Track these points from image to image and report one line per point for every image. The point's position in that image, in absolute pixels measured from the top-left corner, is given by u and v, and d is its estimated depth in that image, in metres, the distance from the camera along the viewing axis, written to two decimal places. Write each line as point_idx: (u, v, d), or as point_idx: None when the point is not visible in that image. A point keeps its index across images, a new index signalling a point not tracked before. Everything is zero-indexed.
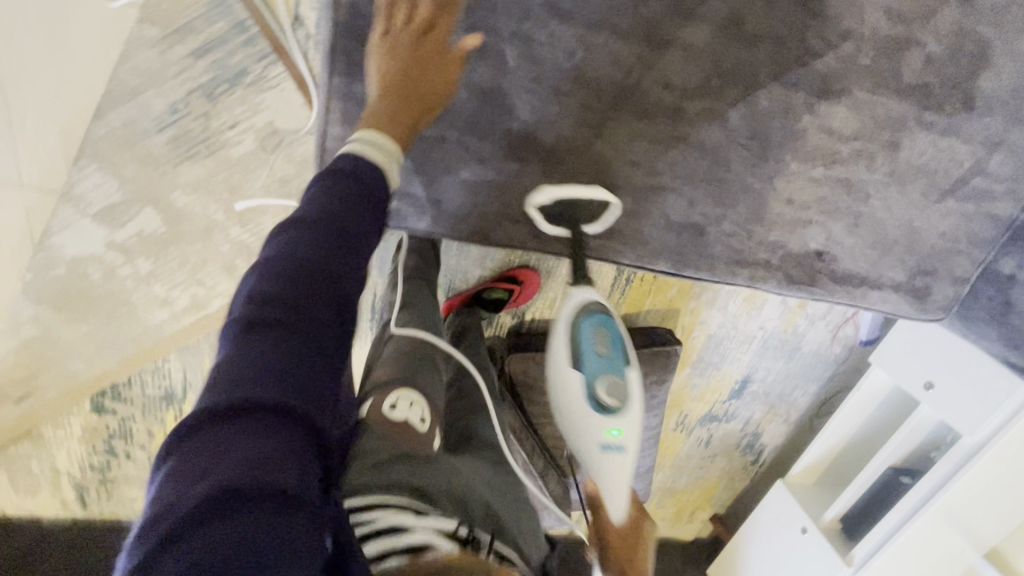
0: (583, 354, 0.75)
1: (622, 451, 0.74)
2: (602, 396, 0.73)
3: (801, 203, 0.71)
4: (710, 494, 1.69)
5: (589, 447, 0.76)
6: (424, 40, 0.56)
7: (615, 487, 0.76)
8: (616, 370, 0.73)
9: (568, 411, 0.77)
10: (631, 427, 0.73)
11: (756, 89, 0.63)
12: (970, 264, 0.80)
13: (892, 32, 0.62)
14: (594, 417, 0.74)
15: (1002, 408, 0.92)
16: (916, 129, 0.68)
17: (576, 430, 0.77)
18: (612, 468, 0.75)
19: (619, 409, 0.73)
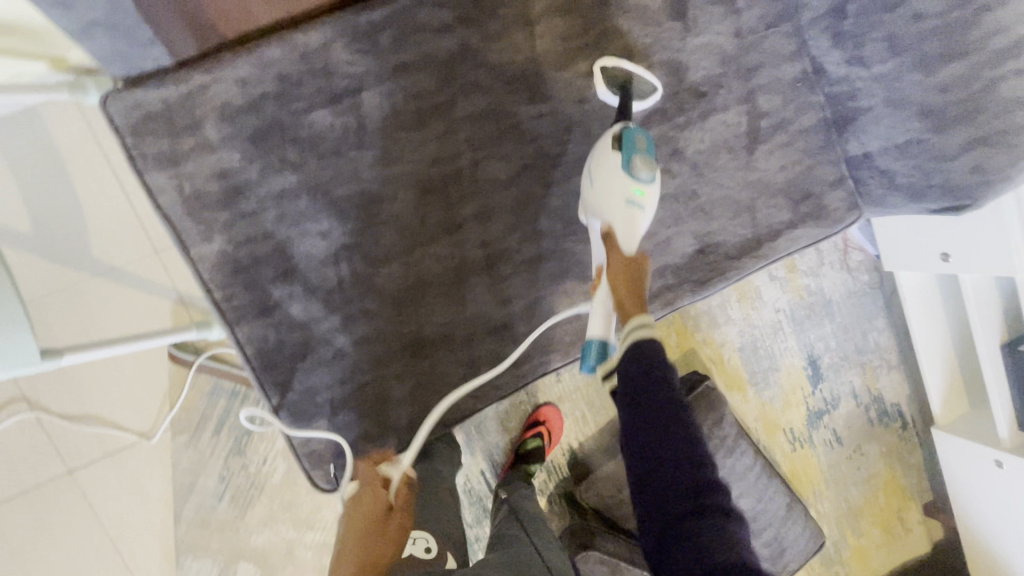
0: (624, 137, 0.71)
1: (640, 207, 0.70)
2: (635, 164, 0.70)
3: (650, 232, 0.83)
4: (897, 488, 1.46)
5: (608, 200, 0.71)
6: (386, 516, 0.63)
7: (629, 235, 0.70)
8: (648, 155, 0.71)
9: (598, 190, 0.71)
10: (653, 194, 0.72)
11: (544, 198, 0.79)
12: (830, 167, 0.87)
13: (601, 103, 0.80)
14: (618, 177, 0.70)
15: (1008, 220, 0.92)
16: (679, 133, 0.83)
17: (599, 195, 0.71)
18: (628, 220, 0.69)
19: (650, 182, 0.71)
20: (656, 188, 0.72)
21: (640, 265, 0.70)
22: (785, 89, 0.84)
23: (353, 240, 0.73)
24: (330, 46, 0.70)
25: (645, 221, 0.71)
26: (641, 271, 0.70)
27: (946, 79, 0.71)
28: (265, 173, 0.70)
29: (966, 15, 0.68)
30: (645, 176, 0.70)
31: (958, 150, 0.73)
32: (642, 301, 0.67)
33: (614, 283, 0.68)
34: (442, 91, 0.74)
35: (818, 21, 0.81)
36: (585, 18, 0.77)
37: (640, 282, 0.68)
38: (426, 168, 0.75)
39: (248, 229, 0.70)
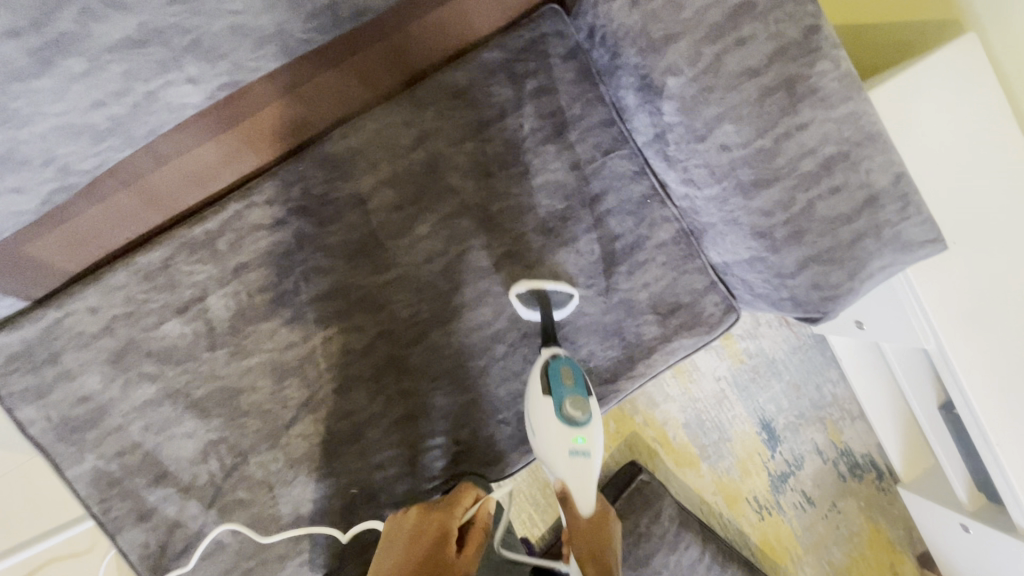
0: (551, 378, 0.75)
1: (585, 456, 0.74)
2: (567, 408, 0.73)
3: (517, 373, 0.83)
4: (886, 543, 1.35)
5: (556, 461, 0.74)
6: (444, 539, 0.69)
7: (581, 486, 0.74)
8: (579, 393, 0.75)
9: (543, 440, 0.74)
10: (594, 431, 0.75)
11: (404, 358, 0.81)
12: (697, 276, 0.86)
13: (447, 257, 0.81)
14: (559, 428, 0.73)
15: (905, 298, 0.85)
16: (532, 271, 0.83)
17: (545, 448, 0.74)
18: (575, 473, 0.74)
19: (586, 422, 0.74)
20: (596, 422, 0.75)
21: (602, 517, 0.81)
22: (633, 208, 0.85)
23: (220, 435, 0.77)
24: (171, 262, 0.75)
25: (596, 462, 0.75)
26: (602, 522, 0.80)
27: (765, 204, 0.70)
28: (126, 388, 0.75)
29: (769, 142, 0.68)
30: (580, 421, 0.74)
31: (794, 268, 0.71)
32: (609, 554, 0.75)
33: (578, 552, 0.75)
34: (285, 280, 0.78)
35: (649, 144, 0.81)
36: (416, 184, 0.80)
37: (600, 539, 0.77)
38: (281, 354, 0.78)
39: (117, 443, 0.75)
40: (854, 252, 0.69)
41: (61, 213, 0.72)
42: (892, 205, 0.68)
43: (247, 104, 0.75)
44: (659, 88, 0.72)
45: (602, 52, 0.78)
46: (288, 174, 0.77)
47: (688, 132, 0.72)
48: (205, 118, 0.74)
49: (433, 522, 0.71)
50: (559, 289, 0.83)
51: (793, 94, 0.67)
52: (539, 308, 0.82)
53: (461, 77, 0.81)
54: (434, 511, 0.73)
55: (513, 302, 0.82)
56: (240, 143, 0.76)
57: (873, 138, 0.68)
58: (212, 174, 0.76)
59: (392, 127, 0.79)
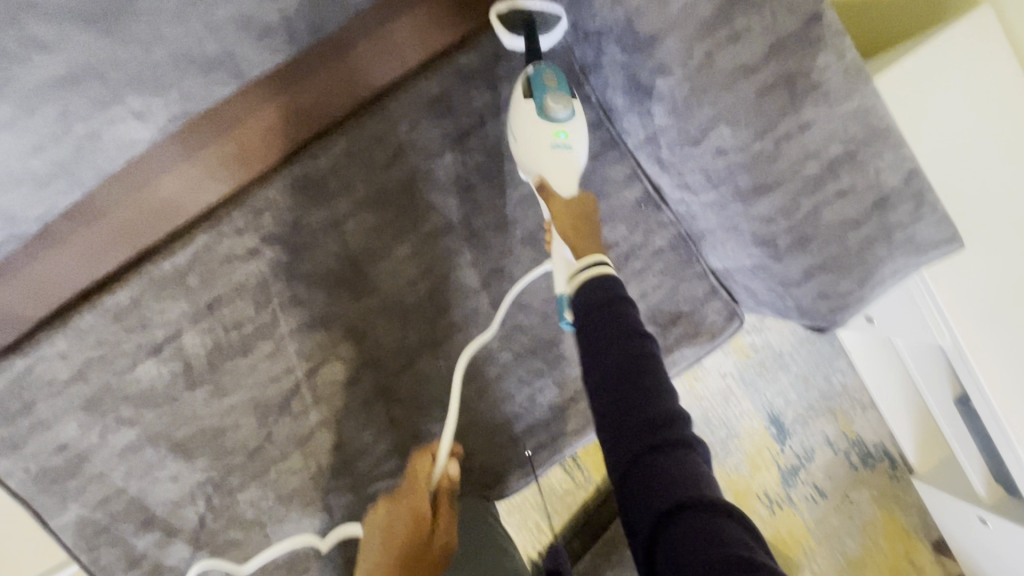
0: (534, 82, 0.69)
1: (568, 148, 0.68)
2: (550, 101, 0.68)
3: (512, 394, 0.79)
4: (901, 532, 1.32)
5: (532, 152, 0.69)
6: (414, 526, 0.59)
7: (564, 182, 0.68)
8: (562, 91, 0.69)
9: (523, 142, 0.69)
10: (576, 129, 0.69)
11: (392, 385, 0.77)
12: (697, 284, 0.81)
13: (432, 278, 0.77)
14: (536, 121, 0.68)
15: (920, 294, 0.80)
16: (522, 287, 0.79)
17: (527, 148, 0.69)
18: (559, 165, 0.68)
19: (568, 117, 0.68)
20: (579, 121, 0.69)
21: (589, 203, 0.68)
22: (627, 215, 0.80)
23: (206, 475, 0.74)
24: (141, 301, 0.71)
25: (578, 158, 0.69)
26: (590, 205, 0.67)
27: (766, 210, 0.65)
28: (104, 435, 0.72)
29: (769, 145, 0.62)
30: (563, 117, 0.68)
31: (800, 277, 0.67)
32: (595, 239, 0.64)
33: (560, 227, 0.64)
34: (261, 312, 0.74)
35: (641, 147, 0.76)
36: (394, 202, 0.75)
37: (586, 216, 0.66)
38: (264, 388, 0.75)
39: (100, 491, 0.72)
40: (863, 259, 0.64)
41: (40, 241, 0.70)
42: (904, 205, 0.63)
43: (201, 136, 0.71)
44: (647, 89, 0.66)
45: (585, 51, 0.73)
46: (258, 200, 0.73)
47: (680, 136, 0.67)
48: (168, 144, 0.70)
49: (399, 513, 0.60)
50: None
51: (793, 91, 0.61)
52: (522, 34, 0.74)
53: (436, 86, 0.75)
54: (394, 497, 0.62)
55: (495, 29, 0.74)
56: (202, 173, 0.72)
57: (883, 135, 0.62)
58: (179, 204, 0.72)
59: (365, 144, 0.74)
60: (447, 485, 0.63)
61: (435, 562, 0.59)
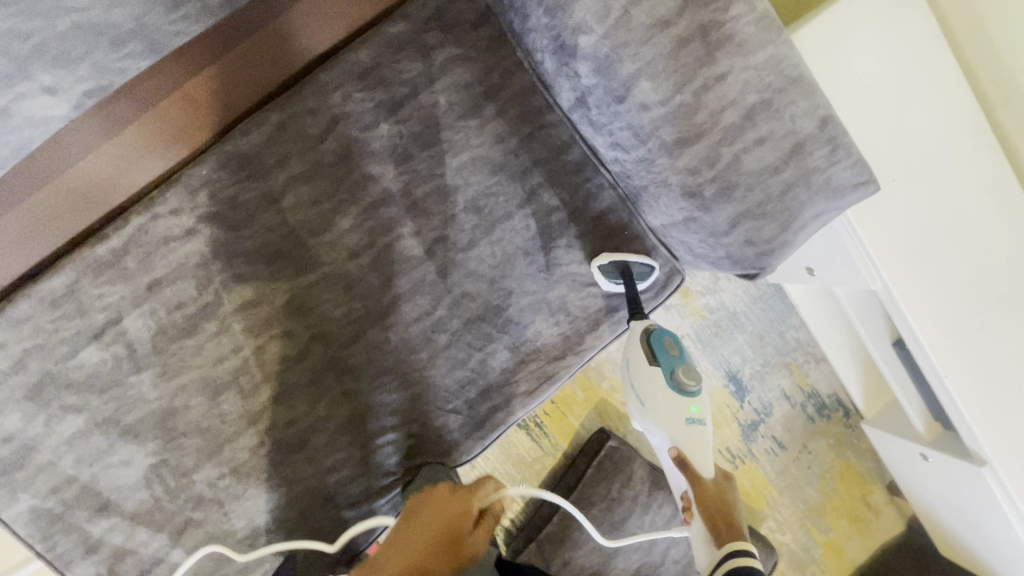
0: (653, 342, 0.82)
1: (702, 428, 0.83)
2: (679, 376, 0.82)
3: (462, 359, 0.81)
4: (856, 475, 1.39)
5: (675, 428, 0.82)
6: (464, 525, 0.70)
7: (703, 460, 0.82)
8: (685, 361, 0.83)
9: (657, 409, 0.82)
10: (705, 402, 0.83)
11: (342, 358, 0.78)
12: (637, 243, 0.83)
13: (375, 249, 0.78)
14: (675, 397, 0.81)
15: (850, 240, 0.83)
16: (467, 253, 0.80)
17: (663, 418, 0.82)
18: (695, 443, 0.82)
19: (696, 392, 0.82)
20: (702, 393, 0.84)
21: (727, 491, 0.84)
22: (566, 178, 0.82)
23: (159, 458, 0.74)
24: (77, 286, 0.71)
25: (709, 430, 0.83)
26: (732, 501, 0.83)
27: (690, 162, 0.67)
28: (49, 423, 0.71)
29: (688, 97, 0.64)
30: (691, 387, 0.82)
31: (727, 226, 0.69)
32: (734, 523, 0.80)
33: (704, 509, 0.81)
34: (204, 292, 0.74)
35: (574, 110, 0.77)
36: (332, 176, 0.76)
37: (725, 504, 0.82)
38: (212, 369, 0.75)
39: (50, 480, 0.72)
40: (783, 204, 0.67)
41: None
42: (819, 150, 0.66)
43: (121, 114, 0.71)
44: (571, 49, 0.67)
45: (512, 15, 0.73)
46: (191, 180, 0.72)
47: (606, 94, 0.68)
48: (96, 121, 0.70)
49: (460, 511, 0.71)
50: (638, 261, 0.81)
51: (708, 43, 0.63)
52: (620, 280, 0.82)
53: (367, 57, 0.75)
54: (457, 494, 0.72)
55: (594, 275, 0.82)
56: (130, 150, 0.71)
57: (796, 82, 0.65)
58: (110, 183, 0.71)
59: (298, 118, 0.74)
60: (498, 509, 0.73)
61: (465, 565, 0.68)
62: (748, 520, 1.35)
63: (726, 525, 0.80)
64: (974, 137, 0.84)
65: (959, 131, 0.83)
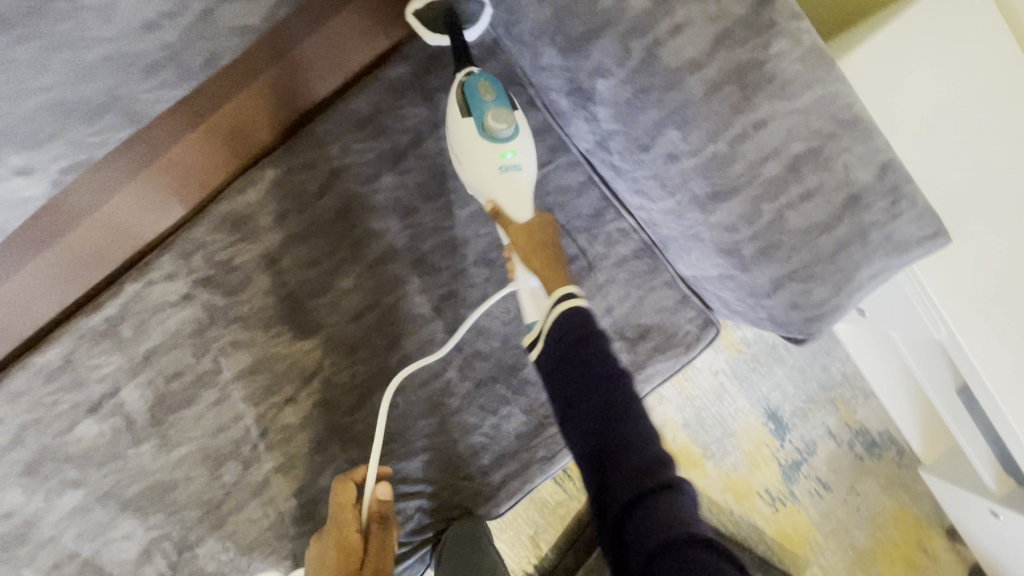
0: (469, 101, 0.66)
1: (517, 176, 0.66)
2: (488, 119, 0.65)
3: (475, 423, 0.75)
4: (911, 517, 1.27)
5: (479, 180, 0.66)
6: (344, 549, 0.62)
7: (515, 205, 0.67)
8: (500, 104, 0.66)
9: (466, 163, 0.67)
10: (524, 148, 0.67)
11: (346, 423, 0.73)
12: (666, 293, 0.76)
13: (380, 307, 0.72)
14: (481, 143, 0.65)
15: (911, 289, 0.73)
16: (479, 310, 0.74)
17: (471, 170, 0.67)
18: (507, 190, 0.66)
19: (513, 135, 0.66)
20: (525, 137, 0.67)
21: (546, 225, 0.67)
22: (586, 225, 0.75)
23: (162, 532, 0.71)
24: (73, 357, 0.68)
25: (529, 178, 0.67)
26: (548, 228, 0.67)
27: (728, 218, 0.59)
28: (50, 498, 0.69)
29: (723, 147, 0.56)
30: (503, 135, 0.65)
31: (769, 287, 0.61)
32: (559, 265, 0.65)
33: (523, 255, 0.65)
34: (201, 359, 0.70)
35: (592, 152, 0.70)
36: (332, 232, 0.71)
37: (544, 240, 0.66)
38: (212, 439, 0.71)
39: (52, 555, 0.69)
40: (837, 264, 0.58)
41: None
42: (879, 202, 0.57)
43: (120, 171, 0.67)
44: (588, 92, 0.60)
45: (522, 53, 0.66)
46: (186, 242, 0.68)
47: (629, 141, 0.61)
48: (95, 178, 0.67)
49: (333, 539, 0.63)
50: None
51: (746, 85, 0.55)
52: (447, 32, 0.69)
53: (367, 104, 0.70)
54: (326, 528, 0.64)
55: (416, 30, 0.69)
56: (133, 208, 0.68)
57: (850, 125, 0.56)
58: (115, 241, 0.68)
59: (295, 172, 0.70)
60: (375, 510, 0.66)
61: None
62: (791, 568, 1.26)
63: (545, 261, 0.64)
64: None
65: None
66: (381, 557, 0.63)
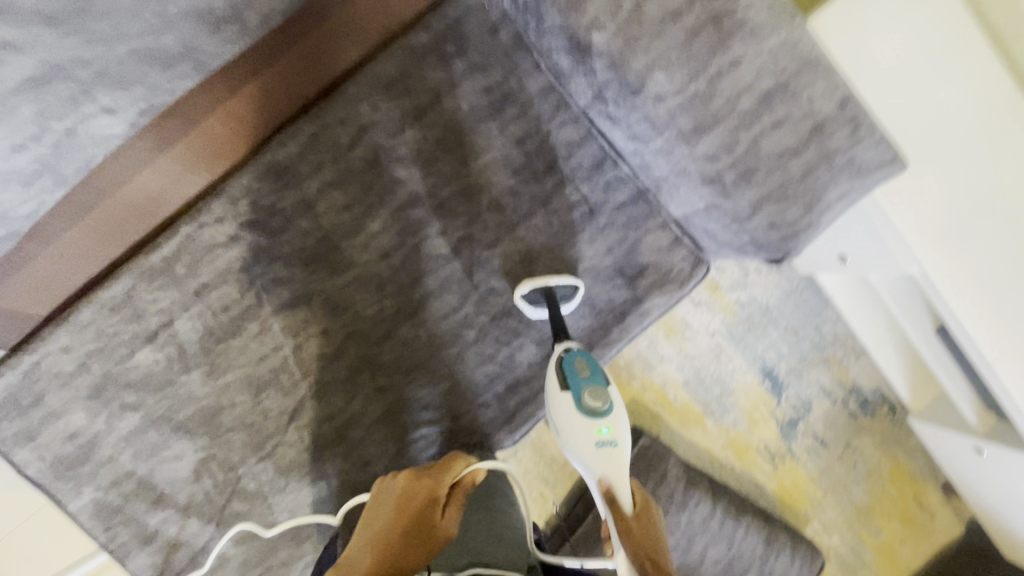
0: (569, 380, 0.76)
1: (614, 448, 0.73)
2: (587, 400, 0.74)
3: (490, 354, 0.83)
4: (905, 473, 1.32)
5: (586, 455, 0.72)
6: (430, 503, 0.69)
7: (622, 481, 0.71)
8: (596, 381, 0.75)
9: (565, 433, 0.74)
10: (617, 422, 0.74)
11: (374, 354, 0.81)
12: (661, 234, 0.84)
13: (404, 248, 0.81)
14: (580, 420, 0.73)
15: (881, 223, 0.80)
16: (493, 250, 0.82)
17: (571, 441, 0.74)
18: (613, 466, 0.71)
19: (608, 410, 0.74)
20: (619, 413, 0.75)
21: (652, 511, 0.73)
22: (587, 173, 0.84)
23: (209, 453, 0.78)
24: (133, 292, 0.76)
25: (626, 451, 0.73)
26: (655, 523, 0.70)
27: (710, 148, 0.67)
28: (111, 419, 0.77)
29: (703, 85, 0.65)
30: (599, 409, 0.74)
31: (750, 210, 0.69)
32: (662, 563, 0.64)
33: (632, 546, 0.65)
34: (246, 295, 0.78)
35: (591, 105, 0.78)
36: (362, 181, 0.80)
37: (654, 541, 0.67)
38: (255, 367, 0.79)
39: (111, 473, 0.77)
40: (806, 186, 0.66)
41: (37, 237, 0.75)
42: (840, 130, 0.65)
43: (173, 130, 0.76)
44: (587, 47, 0.68)
45: (528, 18, 0.76)
46: (233, 190, 0.77)
47: (623, 88, 0.69)
48: (149, 137, 0.76)
49: (418, 488, 0.70)
50: (564, 281, 0.81)
51: (721, 31, 0.64)
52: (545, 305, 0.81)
53: (392, 68, 0.80)
54: (420, 476, 0.71)
55: (517, 303, 0.81)
56: (181, 165, 0.77)
57: (812, 64, 0.65)
58: (167, 191, 0.77)
59: (329, 127, 0.79)
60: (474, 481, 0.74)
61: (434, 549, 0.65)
62: (792, 523, 1.31)
63: (654, 557, 0.64)
64: (1017, 109, 0.79)
65: (998, 103, 0.79)
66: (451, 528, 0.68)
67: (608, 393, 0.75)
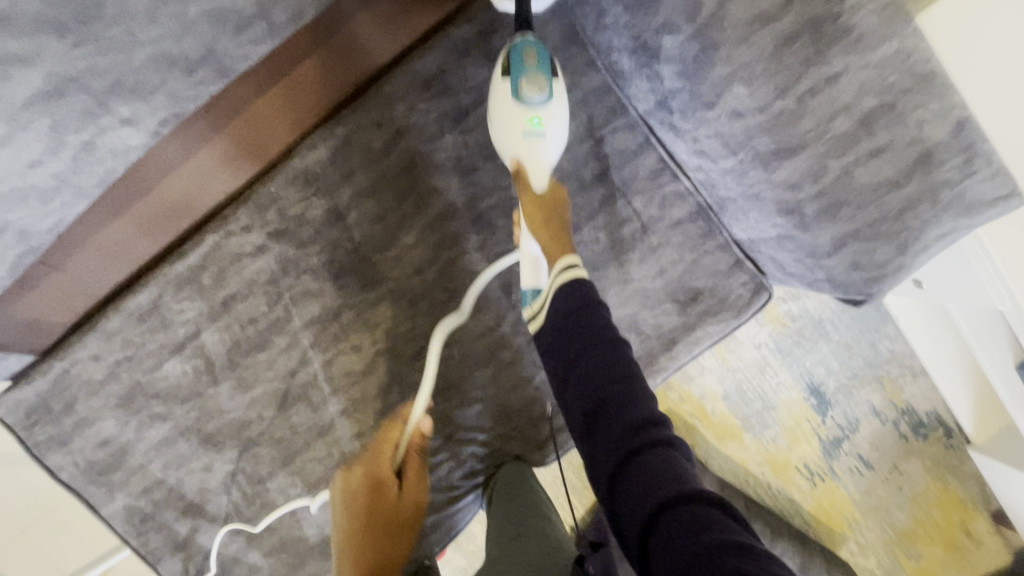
0: (513, 66, 0.66)
1: (541, 136, 0.66)
2: (528, 61, 0.65)
3: (527, 377, 0.78)
4: (956, 502, 1.20)
5: (505, 135, 0.66)
6: (378, 487, 0.65)
7: (537, 171, 0.67)
8: (540, 72, 0.65)
9: (493, 122, 0.67)
10: (553, 112, 0.66)
11: (405, 373, 0.77)
12: (721, 256, 0.76)
13: (439, 262, 0.76)
14: (510, 105, 0.65)
15: (974, 258, 0.72)
16: None
17: (496, 129, 0.67)
18: (532, 153, 0.66)
19: (548, 101, 0.66)
20: (556, 106, 0.67)
21: (560, 199, 0.68)
22: (642, 186, 0.76)
23: (237, 465, 0.77)
24: (160, 301, 0.74)
25: (553, 148, 0.67)
26: (561, 203, 0.67)
27: (789, 176, 0.60)
28: (141, 429, 0.76)
29: (791, 103, 0.56)
30: (535, 98, 0.65)
31: (830, 246, 0.62)
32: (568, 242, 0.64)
33: (531, 225, 0.65)
34: (274, 307, 0.75)
35: (652, 113, 0.71)
36: (396, 188, 0.74)
37: (556, 215, 0.66)
38: (283, 381, 0.76)
39: (142, 481, 0.76)
40: (902, 224, 0.57)
41: None
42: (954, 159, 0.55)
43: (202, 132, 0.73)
44: (654, 50, 0.63)
45: None
46: (262, 196, 0.73)
47: (693, 99, 0.62)
48: None
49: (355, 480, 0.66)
50: None
51: (819, 39, 0.54)
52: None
53: (432, 65, 0.72)
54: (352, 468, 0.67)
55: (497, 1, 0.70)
56: (212, 168, 0.74)
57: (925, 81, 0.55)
58: (196, 196, 0.74)
59: (363, 130, 0.73)
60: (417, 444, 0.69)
61: (409, 522, 0.64)
62: (825, 543, 1.23)
63: (557, 232, 0.64)
64: None
65: None
66: (416, 494, 0.66)
67: (550, 82, 0.65)
